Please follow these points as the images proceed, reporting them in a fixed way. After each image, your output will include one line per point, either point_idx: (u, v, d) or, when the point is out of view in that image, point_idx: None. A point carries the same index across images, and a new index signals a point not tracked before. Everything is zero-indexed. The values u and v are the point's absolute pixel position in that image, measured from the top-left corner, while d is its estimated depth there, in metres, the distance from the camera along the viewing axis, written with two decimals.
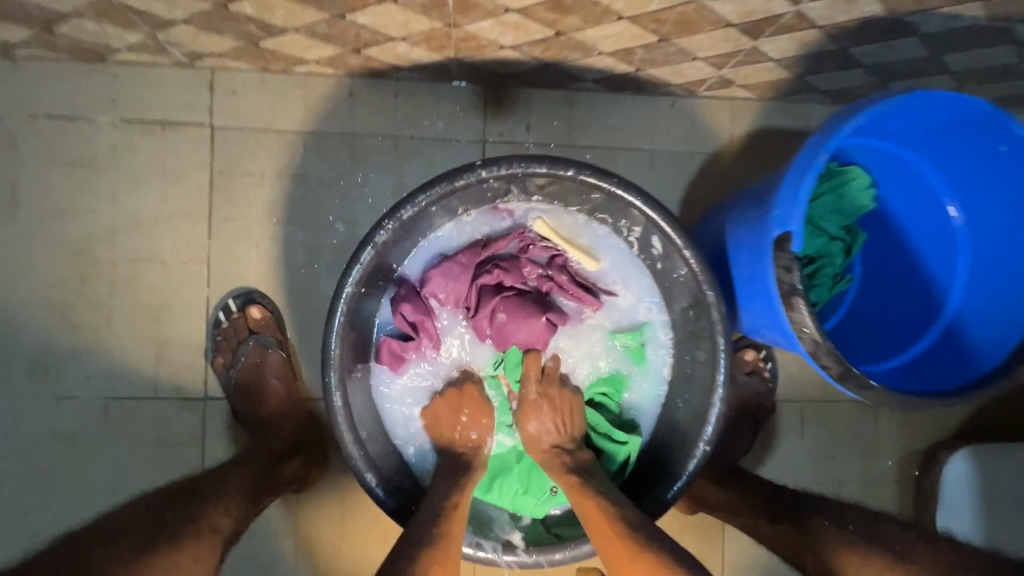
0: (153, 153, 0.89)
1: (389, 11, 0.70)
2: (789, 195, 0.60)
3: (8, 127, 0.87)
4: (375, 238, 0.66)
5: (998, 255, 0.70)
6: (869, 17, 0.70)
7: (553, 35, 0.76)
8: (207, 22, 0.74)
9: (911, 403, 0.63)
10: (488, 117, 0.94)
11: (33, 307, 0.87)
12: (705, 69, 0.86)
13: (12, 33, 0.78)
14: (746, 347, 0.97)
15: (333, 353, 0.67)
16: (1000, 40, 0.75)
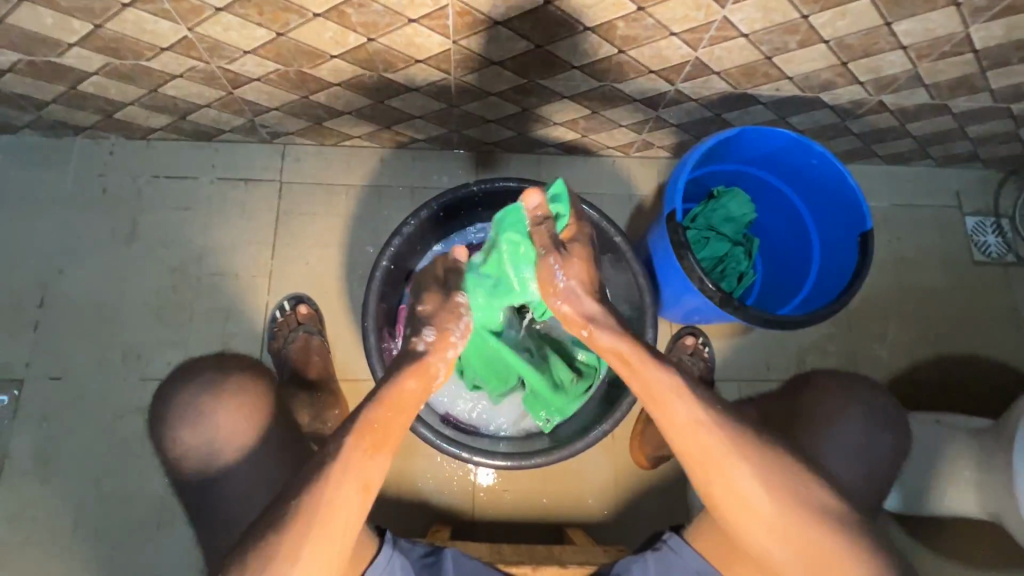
0: (237, 200, 1.23)
1: (413, 97, 1.08)
2: (673, 188, 0.94)
3: (136, 185, 1.21)
4: (402, 231, 0.99)
5: (835, 235, 1.01)
6: (723, 92, 1.08)
7: (521, 111, 1.13)
8: (292, 109, 1.12)
9: (778, 326, 0.91)
10: (480, 172, 1.30)
11: (135, 310, 1.15)
12: (630, 134, 1.24)
13: (157, 120, 1.16)
14: (685, 334, 1.23)
15: (371, 309, 0.96)
16: (818, 106, 1.13)
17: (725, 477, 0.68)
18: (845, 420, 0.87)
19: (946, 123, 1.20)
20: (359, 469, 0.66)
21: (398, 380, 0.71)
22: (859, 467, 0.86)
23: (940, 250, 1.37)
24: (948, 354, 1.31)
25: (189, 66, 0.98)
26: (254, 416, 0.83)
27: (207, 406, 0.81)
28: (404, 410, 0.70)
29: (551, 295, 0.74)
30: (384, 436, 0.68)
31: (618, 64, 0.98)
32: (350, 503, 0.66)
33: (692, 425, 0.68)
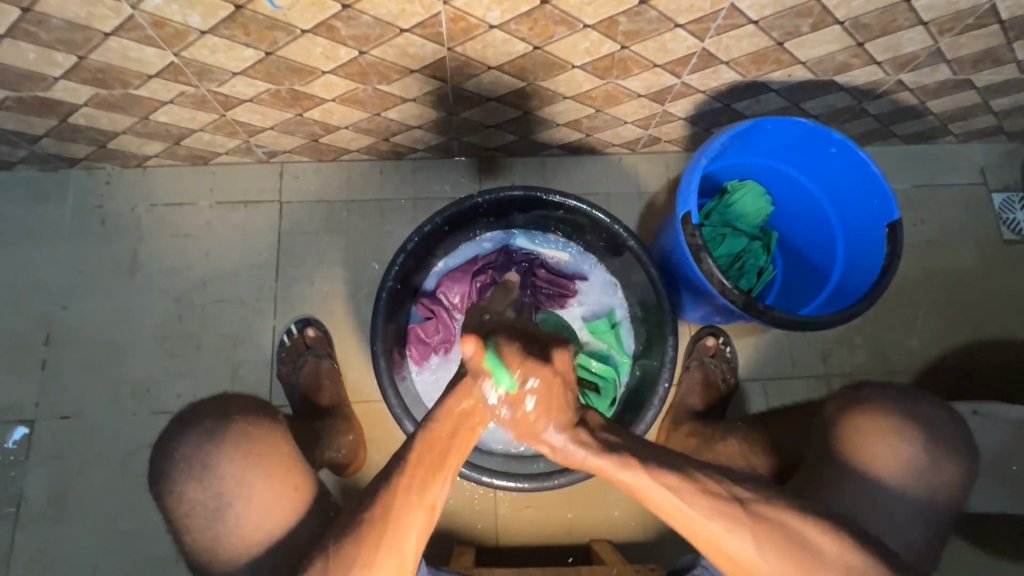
0: (237, 223, 1.20)
1: (410, 108, 1.05)
2: (686, 188, 0.89)
3: (135, 214, 1.19)
4: (406, 248, 0.94)
5: (859, 226, 0.96)
6: (732, 82, 1.03)
7: (522, 114, 1.09)
8: (286, 127, 1.09)
9: (807, 327, 0.86)
10: (483, 180, 1.26)
11: (141, 342, 1.13)
12: (636, 130, 1.19)
13: (151, 147, 1.13)
14: (706, 336, 1.19)
15: (379, 333, 0.91)
16: (832, 90, 1.07)
17: (727, 555, 0.62)
18: (899, 441, 0.75)
19: (969, 98, 1.14)
20: (421, 489, 0.60)
21: (449, 398, 0.60)
22: (919, 490, 0.74)
23: (966, 230, 1.32)
24: (981, 338, 1.26)
25: (179, 91, 0.95)
26: (270, 462, 0.72)
27: (213, 454, 0.71)
28: (461, 431, 0.61)
29: (534, 429, 0.60)
30: (445, 454, 0.60)
31: (620, 61, 0.94)
32: (417, 524, 0.60)
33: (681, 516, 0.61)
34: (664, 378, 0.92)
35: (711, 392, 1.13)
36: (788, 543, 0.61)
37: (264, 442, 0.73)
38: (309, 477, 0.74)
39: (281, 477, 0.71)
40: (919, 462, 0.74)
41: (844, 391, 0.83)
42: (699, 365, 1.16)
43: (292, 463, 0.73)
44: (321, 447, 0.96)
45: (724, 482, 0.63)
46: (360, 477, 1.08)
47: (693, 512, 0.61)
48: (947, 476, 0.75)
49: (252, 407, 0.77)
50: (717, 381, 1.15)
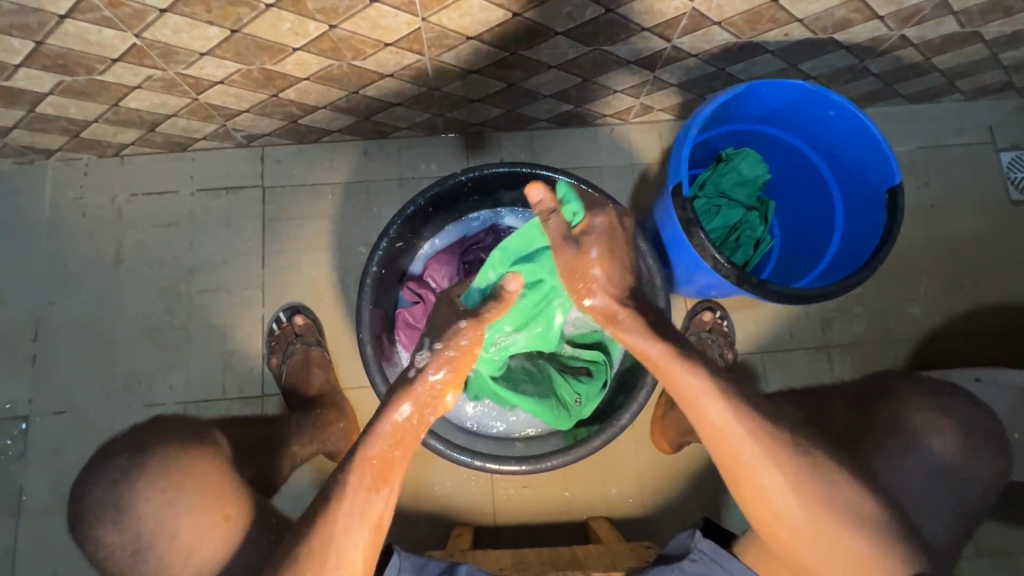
0: (220, 211, 1.17)
1: (389, 84, 1.00)
2: (677, 158, 0.86)
3: (115, 205, 1.17)
4: (389, 231, 0.91)
5: (861, 192, 0.92)
6: (726, 43, 0.97)
7: (507, 86, 1.05)
8: (263, 109, 1.05)
9: (803, 299, 0.83)
10: (470, 156, 1.22)
11: (130, 335, 1.12)
12: (626, 99, 1.14)
13: (126, 135, 1.10)
14: (703, 310, 1.17)
15: (365, 318, 0.90)
16: (832, 48, 1.02)
17: (759, 487, 0.66)
18: (944, 432, 0.80)
19: (977, 53, 1.08)
20: (363, 508, 0.63)
21: (388, 411, 0.66)
22: (951, 482, 0.79)
23: (973, 193, 1.27)
24: (986, 304, 1.23)
25: (146, 75, 0.91)
26: (194, 494, 0.72)
27: (129, 495, 0.72)
28: (402, 443, 0.66)
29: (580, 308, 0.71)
30: (386, 469, 0.64)
31: (606, 25, 0.89)
32: (362, 540, 0.63)
33: (738, 450, 0.65)
34: None
35: None
36: (815, 487, 0.65)
37: (185, 473, 0.73)
38: (244, 504, 0.75)
39: (207, 510, 0.72)
40: (955, 454, 0.79)
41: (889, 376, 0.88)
42: (696, 341, 1.14)
43: (220, 492, 0.74)
44: (296, 444, 0.98)
45: (778, 426, 0.67)
46: None
47: (746, 446, 0.65)
48: (982, 471, 0.80)
49: (172, 440, 0.77)
50: (713, 355, 1.13)
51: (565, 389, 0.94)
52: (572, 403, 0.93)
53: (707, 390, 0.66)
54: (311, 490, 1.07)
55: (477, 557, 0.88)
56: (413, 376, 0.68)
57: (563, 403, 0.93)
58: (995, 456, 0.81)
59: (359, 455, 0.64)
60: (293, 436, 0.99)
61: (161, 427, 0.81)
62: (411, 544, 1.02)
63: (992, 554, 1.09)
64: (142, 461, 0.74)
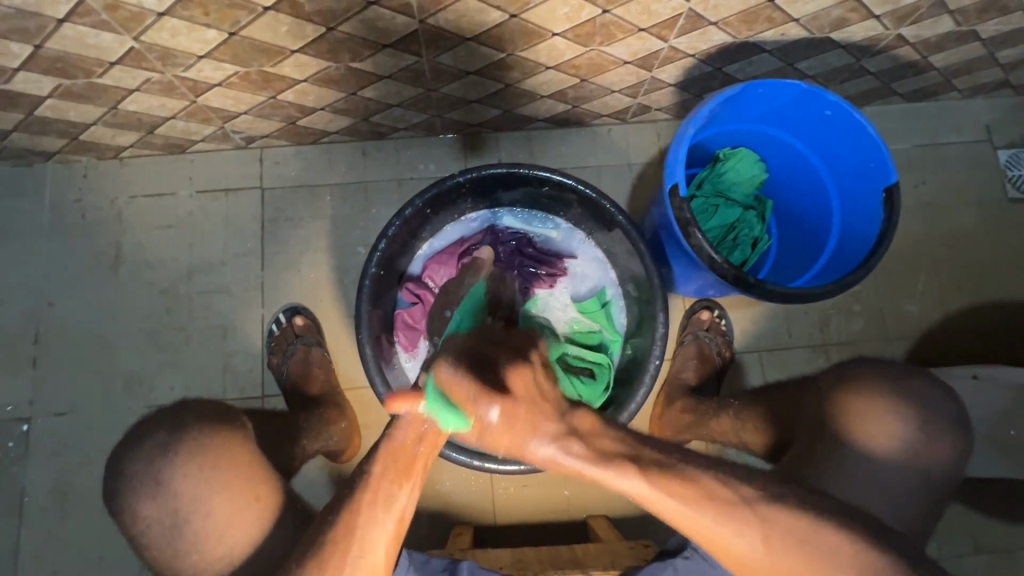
0: (219, 212, 1.18)
1: (386, 85, 1.00)
2: (673, 158, 0.86)
3: (114, 207, 1.17)
4: (387, 232, 0.92)
5: (856, 191, 0.92)
6: (723, 43, 0.98)
7: (504, 87, 1.05)
8: (261, 111, 1.06)
9: (800, 298, 0.84)
10: (468, 157, 1.22)
11: (131, 337, 1.13)
12: (624, 99, 1.15)
13: (124, 138, 1.10)
14: (701, 309, 1.17)
15: (364, 319, 0.90)
16: (829, 47, 1.02)
17: (738, 556, 0.58)
18: (893, 419, 0.73)
19: (973, 51, 1.08)
20: (386, 500, 0.60)
21: (407, 407, 0.60)
22: (910, 470, 0.72)
23: (970, 191, 1.27)
24: (982, 301, 1.23)
25: (144, 77, 0.92)
26: (229, 473, 0.72)
27: (166, 470, 0.72)
28: (426, 439, 0.60)
29: (518, 444, 0.56)
30: (410, 462, 0.61)
31: (602, 26, 0.89)
32: (385, 534, 0.60)
33: (690, 518, 0.57)
34: (656, 355, 0.90)
35: (707, 366, 1.12)
36: (798, 537, 0.58)
37: (228, 450, 0.74)
38: (272, 487, 0.75)
39: (240, 489, 0.72)
40: (914, 439, 0.73)
41: (833, 370, 0.82)
42: (694, 339, 1.14)
43: (252, 473, 0.74)
44: (307, 439, 0.95)
45: (724, 483, 0.59)
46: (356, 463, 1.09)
47: (694, 512, 0.57)
48: (943, 454, 0.73)
49: (208, 418, 0.77)
50: (711, 354, 1.13)
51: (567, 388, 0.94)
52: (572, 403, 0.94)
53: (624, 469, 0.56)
54: (311, 491, 1.07)
55: (478, 555, 0.88)
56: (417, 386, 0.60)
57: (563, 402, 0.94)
58: (954, 437, 0.74)
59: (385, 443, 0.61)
60: (301, 432, 0.95)
61: (195, 405, 0.79)
62: (411, 543, 1.02)
63: (989, 551, 1.10)
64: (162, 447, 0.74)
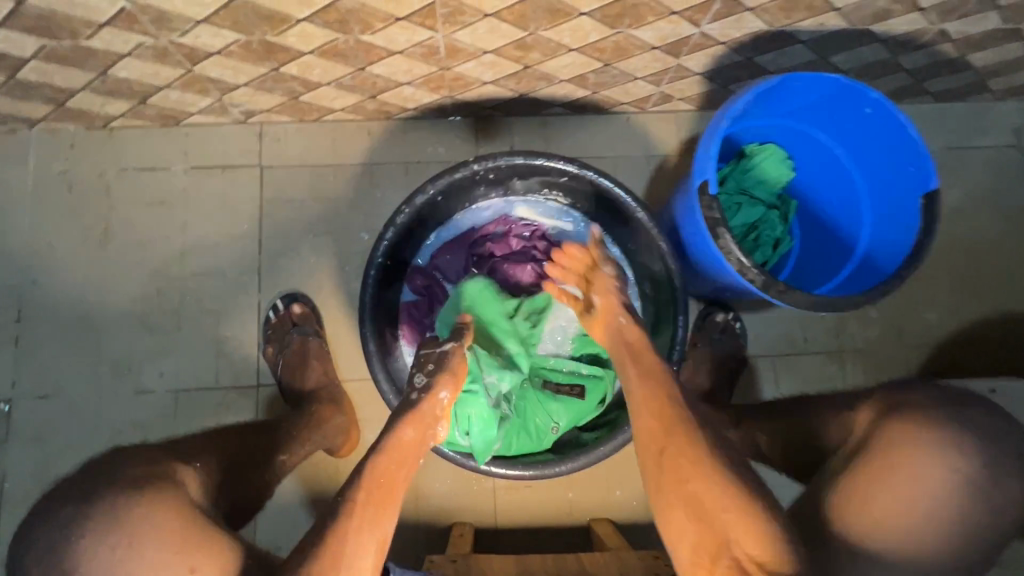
0: (215, 190, 1.11)
1: (397, 61, 0.94)
2: (704, 155, 0.81)
3: (103, 179, 1.10)
4: (395, 220, 0.86)
5: (891, 193, 0.88)
6: (757, 32, 0.92)
7: (523, 68, 0.99)
8: (262, 84, 0.99)
9: (831, 306, 0.80)
10: (479, 141, 1.16)
11: (119, 319, 1.07)
12: (646, 87, 1.09)
13: (115, 106, 1.03)
14: (716, 311, 1.13)
15: (368, 313, 0.85)
16: (866, 41, 0.97)
17: (686, 477, 0.68)
18: (951, 454, 0.67)
19: (1015, 51, 1.03)
20: (372, 526, 0.60)
21: (399, 427, 0.67)
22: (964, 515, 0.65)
23: (997, 197, 1.23)
24: (1002, 312, 1.20)
25: (137, 42, 0.85)
26: (151, 550, 0.58)
27: (67, 551, 0.56)
28: (405, 463, 0.66)
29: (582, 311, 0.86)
30: (390, 488, 0.63)
31: (633, 7, 0.83)
32: (367, 564, 0.59)
33: (651, 425, 0.73)
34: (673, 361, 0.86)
35: (719, 370, 1.09)
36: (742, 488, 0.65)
37: (148, 521, 0.59)
38: (214, 551, 0.61)
39: (167, 565, 0.58)
40: (967, 477, 0.66)
41: (887, 393, 0.78)
42: (707, 342, 1.11)
43: (183, 542, 0.59)
44: (282, 453, 0.87)
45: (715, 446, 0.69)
46: (354, 459, 1.05)
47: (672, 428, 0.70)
48: (1004, 502, 0.66)
49: (124, 482, 0.62)
50: (725, 358, 1.10)
51: (543, 416, 0.91)
52: (547, 430, 0.91)
53: (641, 374, 0.77)
54: (306, 485, 1.04)
55: (481, 564, 0.84)
56: (417, 394, 0.71)
57: (535, 430, 0.90)
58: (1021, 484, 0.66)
59: (365, 470, 0.63)
60: (277, 445, 0.87)
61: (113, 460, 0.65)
62: (408, 543, 0.99)
63: None
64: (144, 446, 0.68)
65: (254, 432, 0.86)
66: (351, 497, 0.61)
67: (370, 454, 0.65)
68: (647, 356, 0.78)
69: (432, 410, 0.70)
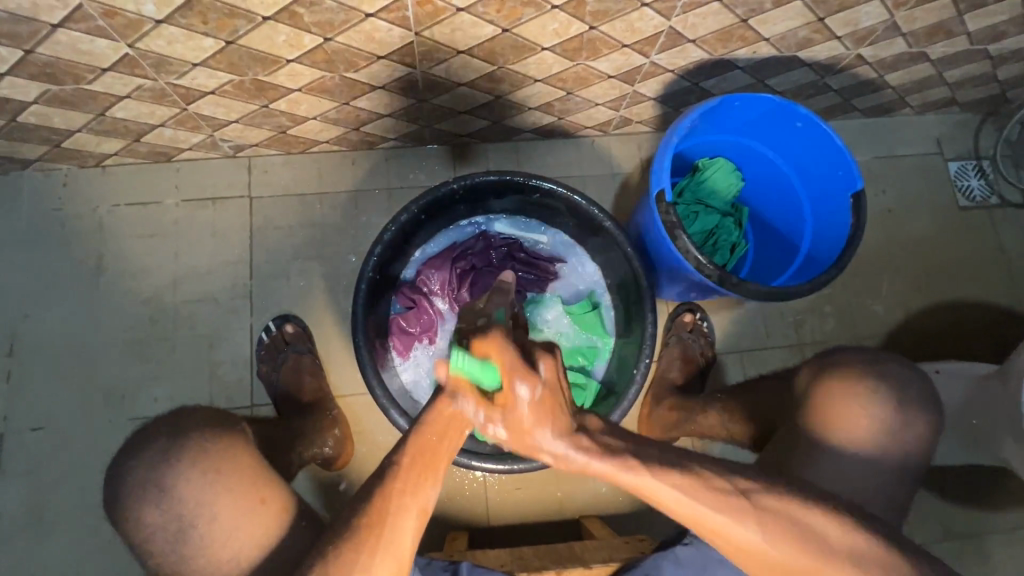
0: (206, 221, 1.17)
1: (379, 95, 1.03)
2: (659, 166, 0.90)
3: (96, 215, 1.15)
4: (383, 238, 0.93)
5: (826, 196, 0.99)
6: (700, 60, 1.04)
7: (494, 98, 1.08)
8: (252, 120, 1.06)
9: (780, 296, 0.89)
10: (457, 166, 1.25)
11: (112, 348, 1.10)
12: (607, 112, 1.20)
13: (109, 145, 1.09)
14: (683, 312, 1.21)
15: (360, 324, 0.90)
16: (796, 66, 1.10)
17: (739, 546, 0.61)
18: (878, 395, 0.77)
19: (923, 71, 1.18)
20: (415, 491, 0.61)
21: (440, 400, 0.59)
22: (895, 448, 0.76)
23: (926, 199, 1.37)
24: (941, 303, 1.32)
25: (136, 85, 0.92)
26: (233, 476, 0.70)
27: (169, 475, 0.69)
28: (450, 433, 0.61)
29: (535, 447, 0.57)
30: (435, 457, 0.61)
31: (589, 42, 0.94)
32: (410, 527, 0.61)
33: (680, 508, 0.60)
34: (645, 355, 0.94)
35: (691, 367, 1.17)
36: (795, 536, 0.60)
37: (239, 449, 0.73)
38: (277, 488, 0.73)
39: (245, 493, 0.70)
40: (891, 412, 0.77)
41: (818, 357, 0.85)
42: (678, 341, 1.19)
43: (256, 476, 0.72)
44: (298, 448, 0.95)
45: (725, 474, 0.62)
46: (348, 472, 1.08)
47: (695, 502, 0.59)
48: (922, 431, 0.77)
49: (209, 423, 0.74)
50: (696, 355, 1.18)
51: None
52: None
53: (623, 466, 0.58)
54: (302, 502, 1.06)
55: (477, 556, 0.89)
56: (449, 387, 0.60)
57: None
58: (930, 412, 0.78)
59: (412, 436, 0.61)
60: (293, 440, 0.96)
61: (189, 409, 0.76)
62: None
63: (957, 536, 1.16)
64: (174, 436, 0.71)
65: (276, 425, 0.97)
66: (397, 456, 0.61)
67: (415, 425, 0.61)
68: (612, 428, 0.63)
69: (463, 407, 0.57)
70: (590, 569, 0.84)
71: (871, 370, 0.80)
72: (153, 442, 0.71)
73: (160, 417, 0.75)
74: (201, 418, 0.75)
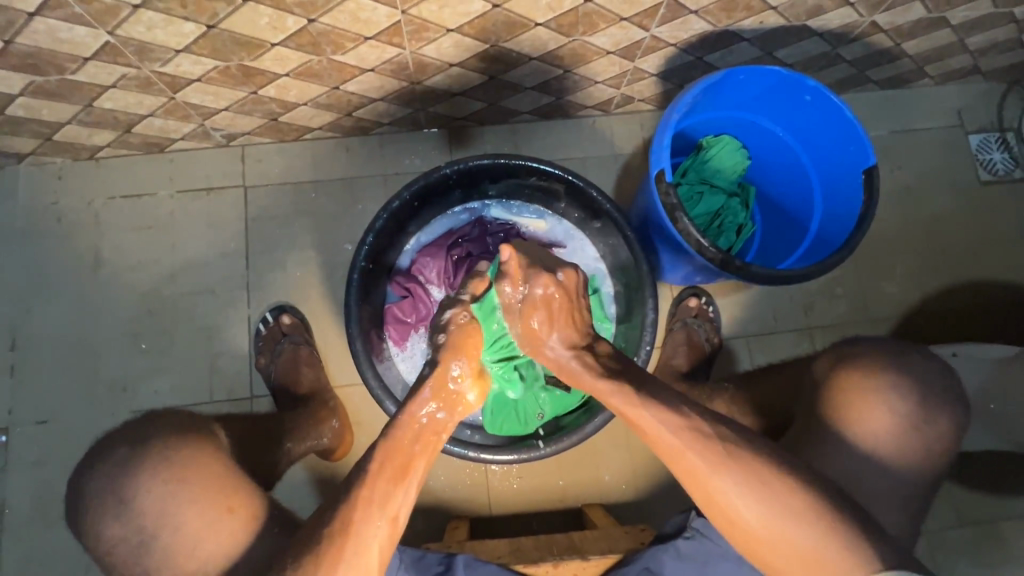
0: (201, 212, 1.16)
1: (369, 79, 1.00)
2: (659, 145, 0.86)
3: (91, 208, 1.14)
4: (375, 226, 0.91)
5: (838, 174, 0.94)
6: (703, 32, 0.99)
7: (489, 78, 1.05)
8: (242, 107, 1.04)
9: (787, 280, 0.85)
10: (454, 150, 1.22)
11: (112, 341, 1.10)
12: (607, 90, 1.15)
13: (100, 137, 1.07)
14: (689, 297, 1.18)
15: (354, 314, 0.89)
16: (806, 35, 1.04)
17: (712, 496, 0.61)
18: (901, 390, 0.74)
19: (944, 38, 1.11)
20: (382, 500, 0.60)
21: (410, 407, 0.63)
22: (920, 446, 0.73)
23: (945, 175, 1.31)
24: (958, 282, 1.26)
25: (121, 73, 0.90)
26: (196, 485, 0.69)
27: (129, 487, 0.69)
28: (423, 438, 0.63)
29: (539, 341, 0.66)
30: (406, 464, 0.61)
31: (585, 15, 0.89)
32: (379, 536, 0.59)
33: (669, 447, 0.61)
34: (647, 341, 0.91)
35: (696, 353, 1.14)
36: (767, 490, 0.60)
37: (202, 458, 0.72)
38: (248, 495, 0.71)
39: (211, 502, 0.69)
40: (914, 407, 0.74)
41: (834, 347, 0.83)
42: (683, 326, 1.16)
43: (224, 483, 0.71)
44: (287, 441, 0.94)
45: (710, 424, 0.62)
46: (348, 462, 1.08)
47: (680, 441, 0.61)
48: (947, 428, 0.74)
49: (172, 431, 0.74)
50: (701, 341, 1.15)
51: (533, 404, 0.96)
52: (535, 418, 0.97)
53: (626, 394, 0.62)
54: (304, 491, 1.06)
55: (475, 547, 0.88)
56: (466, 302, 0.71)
57: (525, 418, 0.97)
58: (955, 408, 0.75)
59: (381, 445, 0.62)
60: (283, 433, 0.94)
61: (155, 417, 0.77)
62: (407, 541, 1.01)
63: (972, 522, 1.13)
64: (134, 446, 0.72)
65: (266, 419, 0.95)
66: (367, 462, 0.61)
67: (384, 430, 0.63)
68: (620, 357, 0.68)
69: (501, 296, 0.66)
70: (587, 561, 0.83)
71: (893, 363, 0.77)
72: (113, 452, 0.72)
73: (121, 428, 0.76)
74: (163, 425, 0.75)
